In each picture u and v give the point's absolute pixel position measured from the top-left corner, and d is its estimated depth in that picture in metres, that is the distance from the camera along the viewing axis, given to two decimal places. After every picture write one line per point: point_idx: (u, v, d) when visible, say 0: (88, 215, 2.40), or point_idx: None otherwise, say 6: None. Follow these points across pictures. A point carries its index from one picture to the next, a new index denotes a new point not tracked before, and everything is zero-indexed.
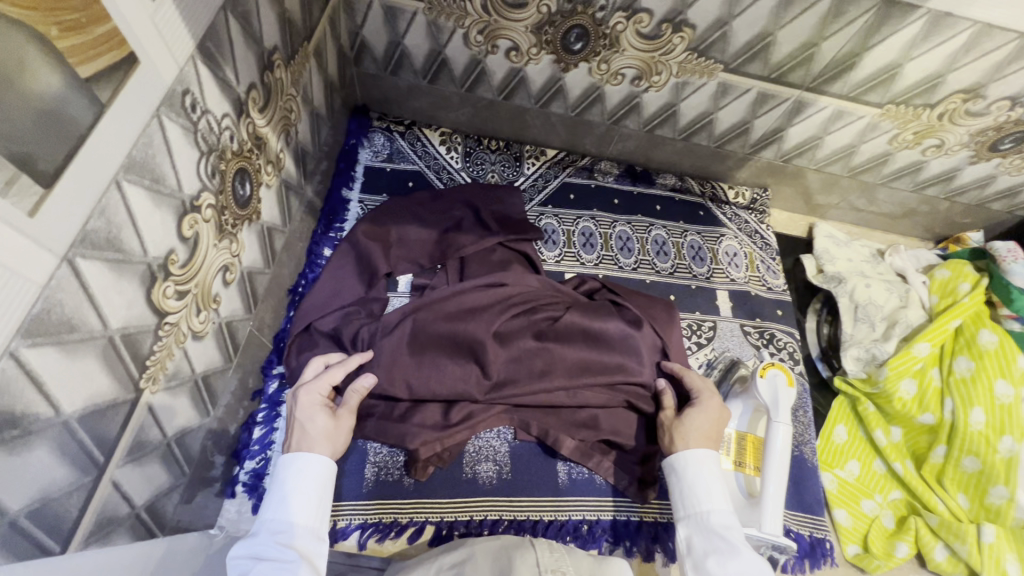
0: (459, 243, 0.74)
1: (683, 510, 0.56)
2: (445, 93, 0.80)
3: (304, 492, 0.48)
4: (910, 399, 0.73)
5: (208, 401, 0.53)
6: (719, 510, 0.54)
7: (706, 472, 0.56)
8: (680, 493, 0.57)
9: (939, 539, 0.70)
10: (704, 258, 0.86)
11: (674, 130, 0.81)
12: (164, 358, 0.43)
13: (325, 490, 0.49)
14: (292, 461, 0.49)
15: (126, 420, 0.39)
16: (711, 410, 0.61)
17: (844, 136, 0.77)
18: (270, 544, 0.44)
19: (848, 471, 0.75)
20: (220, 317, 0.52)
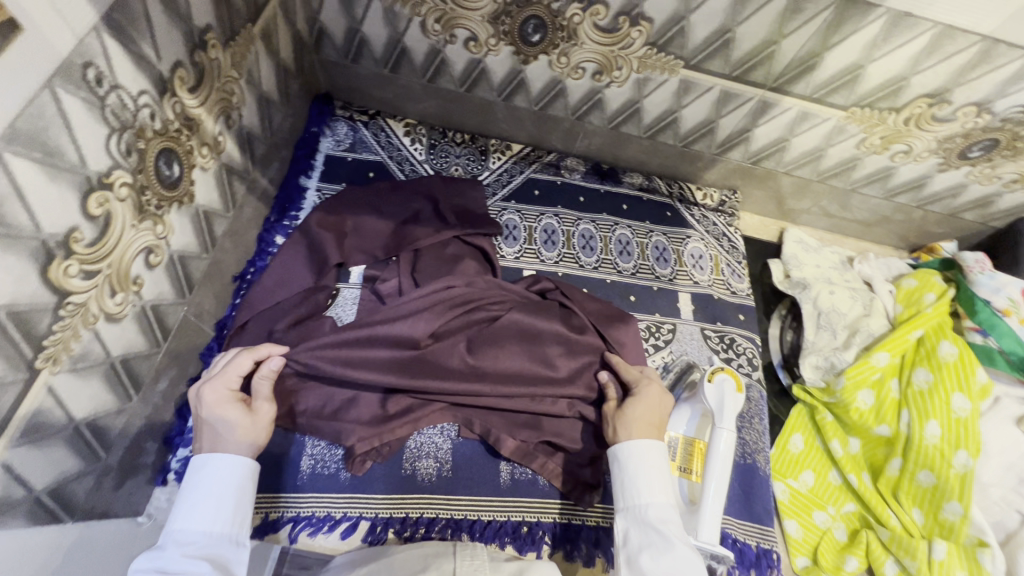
0: (414, 235, 0.72)
1: (621, 502, 0.54)
2: (408, 83, 0.79)
3: (218, 497, 0.47)
4: (867, 410, 0.72)
5: (129, 385, 0.52)
6: (656, 502, 0.52)
7: (647, 463, 0.55)
8: (620, 485, 0.55)
9: (890, 554, 0.68)
10: (668, 260, 0.84)
11: (640, 128, 0.79)
12: (68, 339, 0.42)
13: (244, 492, 0.48)
14: (207, 462, 0.48)
15: (17, 400, 0.38)
16: (652, 399, 0.60)
17: (811, 139, 0.75)
18: (176, 555, 0.42)
19: (801, 481, 0.73)
20: (144, 300, 0.51)
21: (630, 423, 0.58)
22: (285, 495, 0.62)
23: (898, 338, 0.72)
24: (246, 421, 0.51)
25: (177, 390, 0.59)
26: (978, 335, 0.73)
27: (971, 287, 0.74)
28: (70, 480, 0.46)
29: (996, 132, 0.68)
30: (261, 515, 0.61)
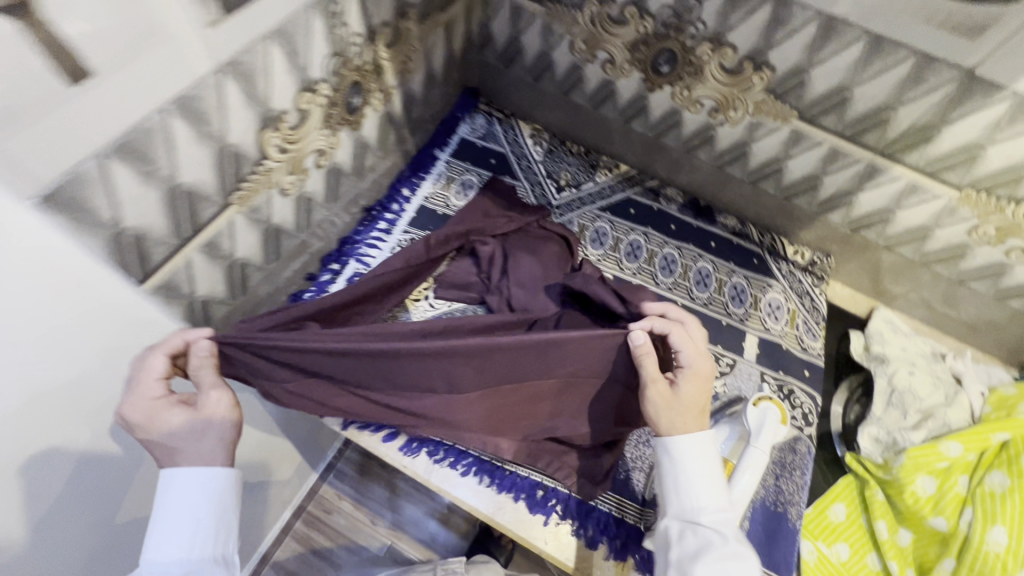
0: (495, 224, 0.80)
1: (675, 503, 0.56)
2: (544, 93, 0.92)
3: (197, 515, 0.45)
4: (925, 497, 0.67)
5: (272, 252, 0.65)
6: (712, 508, 0.54)
7: (697, 456, 0.56)
8: (669, 483, 0.56)
9: None
10: (744, 301, 0.86)
11: (744, 171, 0.84)
12: (253, 190, 0.56)
13: (223, 504, 0.46)
14: (179, 479, 0.45)
15: (212, 217, 0.52)
16: (702, 377, 0.59)
17: (917, 215, 0.75)
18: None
19: (834, 551, 0.69)
20: (304, 190, 0.65)
21: (684, 410, 0.57)
22: None
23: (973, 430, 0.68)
24: (194, 422, 0.46)
25: (298, 275, 0.73)
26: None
27: None
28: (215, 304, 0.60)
29: None
30: None
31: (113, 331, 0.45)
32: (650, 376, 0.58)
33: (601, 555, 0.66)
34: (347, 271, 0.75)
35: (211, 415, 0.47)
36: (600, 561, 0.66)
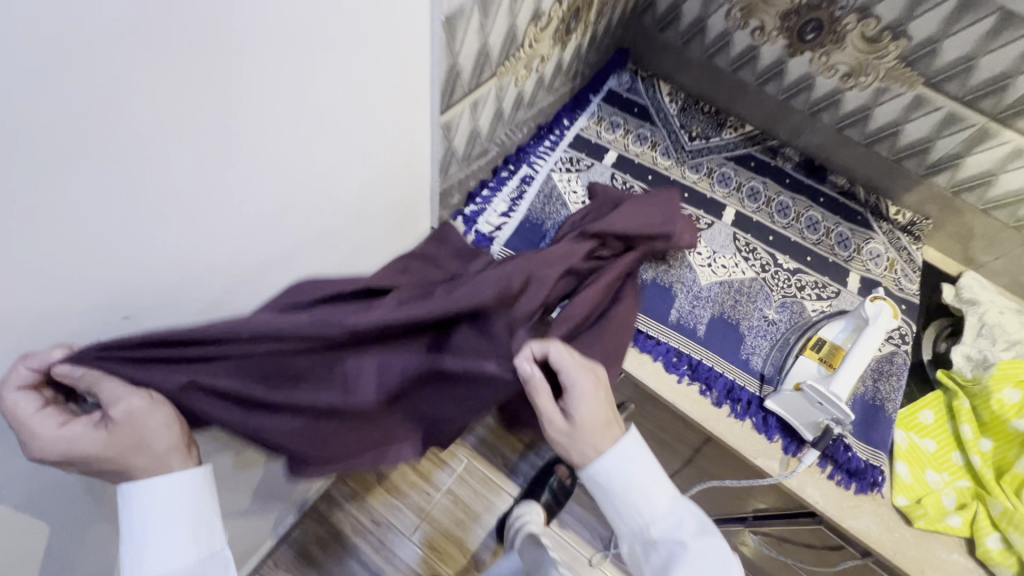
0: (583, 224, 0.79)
1: (620, 522, 0.62)
2: (689, 56, 1.08)
3: (167, 538, 0.48)
4: (1011, 404, 0.78)
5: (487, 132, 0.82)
6: (656, 523, 0.60)
7: (629, 471, 0.60)
8: (602, 502, 0.62)
9: (996, 529, 0.73)
10: (848, 246, 0.99)
11: (862, 133, 0.98)
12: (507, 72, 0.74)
13: (192, 512, 0.49)
14: (134, 500, 0.46)
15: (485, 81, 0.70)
16: (599, 399, 0.60)
17: (1019, 179, 0.88)
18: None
19: (923, 444, 0.80)
20: (522, 86, 0.82)
21: (591, 430, 0.59)
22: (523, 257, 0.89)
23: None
24: (126, 440, 0.44)
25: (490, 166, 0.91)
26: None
27: None
28: (452, 157, 0.78)
29: None
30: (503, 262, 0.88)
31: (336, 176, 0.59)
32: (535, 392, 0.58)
33: (725, 411, 0.80)
34: (519, 173, 0.97)
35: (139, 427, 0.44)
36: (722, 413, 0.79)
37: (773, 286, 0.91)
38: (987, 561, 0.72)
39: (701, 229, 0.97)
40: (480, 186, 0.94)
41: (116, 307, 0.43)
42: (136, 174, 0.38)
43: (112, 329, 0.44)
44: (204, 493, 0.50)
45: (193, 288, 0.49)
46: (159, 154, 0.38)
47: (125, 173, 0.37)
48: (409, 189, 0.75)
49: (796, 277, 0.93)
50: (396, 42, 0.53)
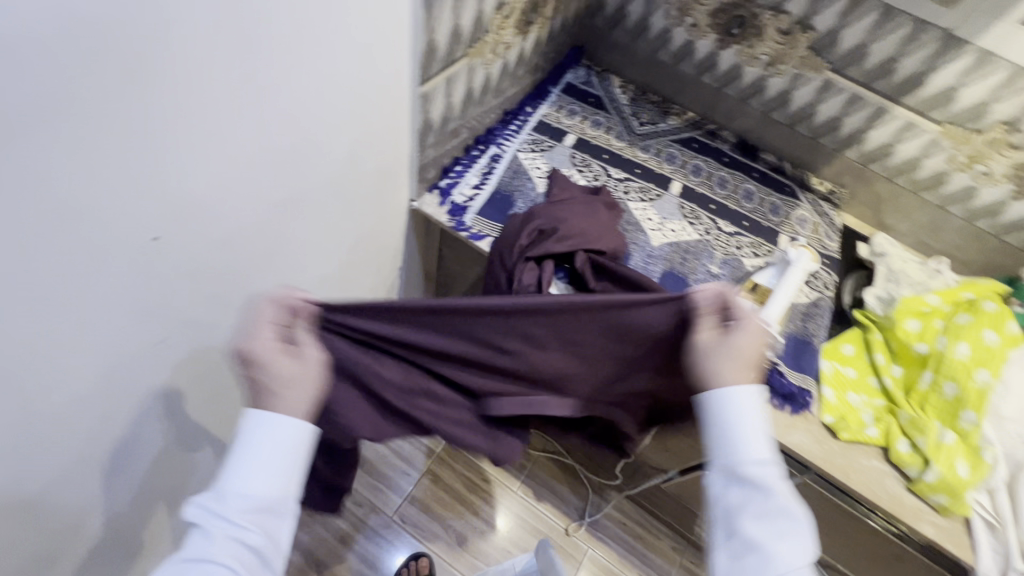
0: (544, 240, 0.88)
1: (718, 458, 0.59)
2: (636, 52, 1.22)
3: (268, 465, 0.51)
4: (913, 332, 0.92)
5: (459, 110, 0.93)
6: (755, 458, 0.57)
7: (746, 412, 0.59)
8: (710, 433, 0.61)
9: (905, 435, 0.86)
10: (779, 213, 1.13)
11: (784, 116, 1.14)
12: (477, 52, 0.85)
13: (297, 453, 0.53)
14: (262, 422, 0.52)
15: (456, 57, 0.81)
16: (753, 334, 0.62)
17: (911, 148, 1.04)
18: (213, 549, 0.47)
19: (845, 371, 0.93)
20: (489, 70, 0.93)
21: (735, 359, 0.62)
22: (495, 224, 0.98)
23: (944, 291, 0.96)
24: (301, 370, 0.57)
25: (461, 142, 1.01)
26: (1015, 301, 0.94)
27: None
28: (428, 129, 0.88)
29: None
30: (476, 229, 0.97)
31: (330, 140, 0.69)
32: (741, 357, 0.61)
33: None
34: (489, 153, 1.07)
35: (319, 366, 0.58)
36: None
37: (715, 246, 1.04)
38: (899, 464, 0.85)
39: (652, 199, 1.09)
40: (454, 162, 1.03)
41: (147, 226, 0.50)
42: (166, 101, 0.46)
43: (144, 248, 0.51)
44: (309, 448, 0.54)
45: (209, 220, 0.57)
46: (184, 91, 0.47)
47: (149, 89, 0.44)
48: (392, 161, 0.85)
49: (735, 238, 1.06)
50: (381, 21, 0.64)
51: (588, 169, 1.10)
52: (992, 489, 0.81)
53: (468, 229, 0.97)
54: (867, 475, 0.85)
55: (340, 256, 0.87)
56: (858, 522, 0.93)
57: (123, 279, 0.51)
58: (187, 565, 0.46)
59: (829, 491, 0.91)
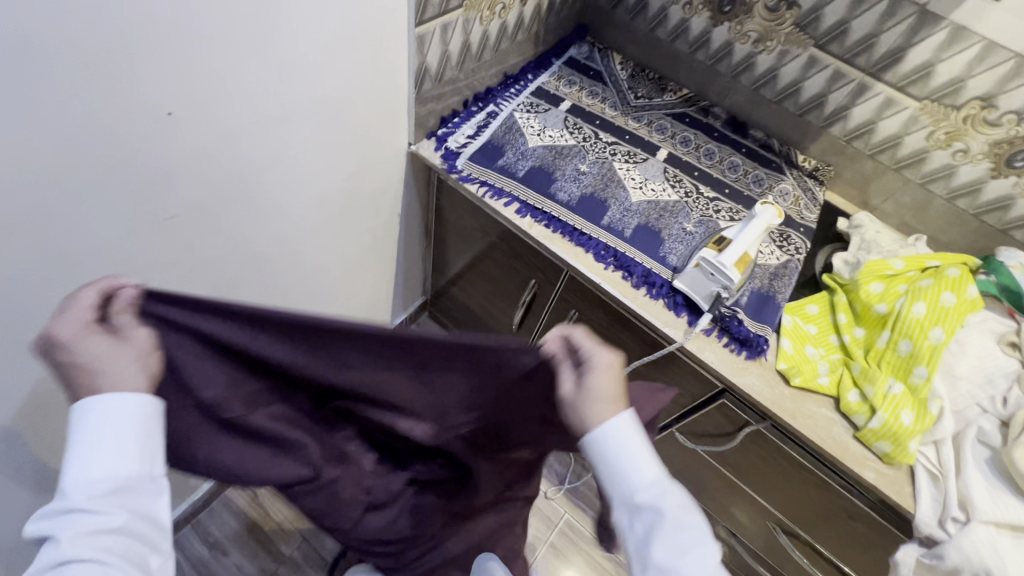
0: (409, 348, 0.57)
1: (616, 491, 0.61)
2: (636, 30, 1.30)
3: (114, 438, 0.50)
4: (875, 292, 0.94)
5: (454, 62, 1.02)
6: (646, 486, 0.59)
7: (626, 440, 0.60)
8: (602, 472, 0.62)
9: (855, 387, 0.89)
10: (762, 184, 1.16)
11: (773, 92, 1.19)
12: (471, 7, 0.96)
13: (144, 422, 0.51)
14: (81, 413, 0.49)
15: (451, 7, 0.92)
16: (603, 366, 0.60)
17: (893, 125, 1.08)
18: (65, 552, 0.46)
19: (806, 328, 0.96)
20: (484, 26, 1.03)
21: (598, 402, 0.60)
22: (484, 170, 1.07)
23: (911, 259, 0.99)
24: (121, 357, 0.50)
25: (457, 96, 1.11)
26: (983, 273, 0.94)
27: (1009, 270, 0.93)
28: (426, 73, 0.97)
29: None
30: (466, 172, 1.07)
31: (328, 60, 0.78)
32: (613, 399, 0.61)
33: (641, 292, 0.97)
34: (487, 109, 1.16)
35: (150, 348, 0.52)
36: (637, 292, 0.97)
37: (693, 207, 1.09)
38: (848, 413, 0.88)
39: (637, 161, 1.15)
40: (453, 114, 1.13)
41: (163, 101, 0.62)
42: None
43: (159, 120, 0.63)
44: (149, 420, 0.52)
45: (216, 110, 0.69)
46: None
47: None
48: (388, 99, 0.95)
49: (713, 203, 1.11)
50: None
51: (578, 131, 1.17)
52: (937, 441, 0.84)
53: (459, 172, 1.07)
54: (816, 420, 0.88)
55: (337, 181, 0.98)
56: (807, 474, 0.96)
57: (140, 140, 0.63)
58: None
59: (783, 441, 0.94)
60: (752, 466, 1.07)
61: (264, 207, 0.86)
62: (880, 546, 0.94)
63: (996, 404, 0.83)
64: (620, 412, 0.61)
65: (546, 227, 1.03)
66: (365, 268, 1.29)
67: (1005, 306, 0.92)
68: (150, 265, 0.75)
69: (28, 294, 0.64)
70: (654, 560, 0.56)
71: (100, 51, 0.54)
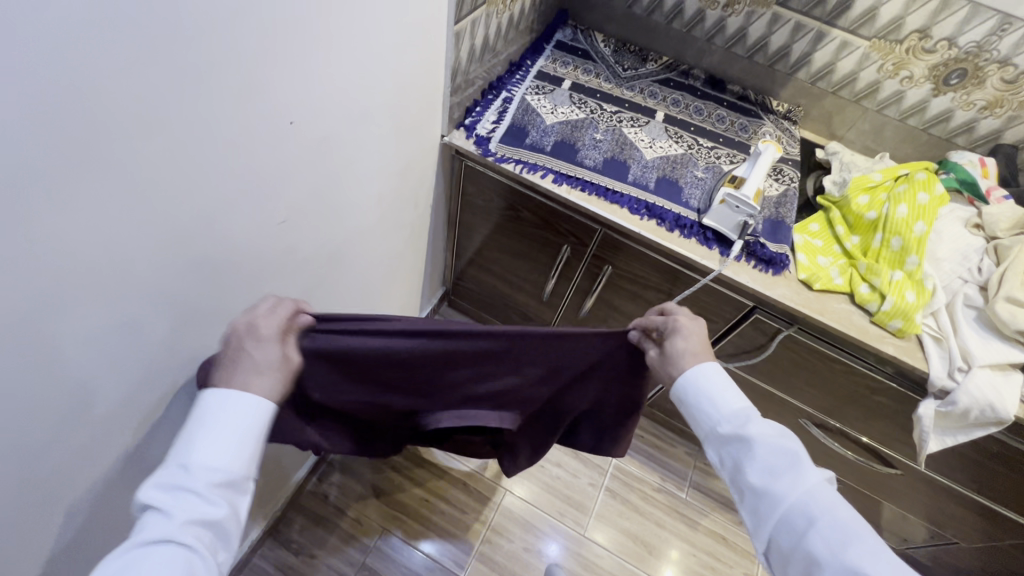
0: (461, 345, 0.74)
1: (705, 427, 0.71)
2: (614, 8, 1.43)
3: (236, 436, 0.57)
4: (863, 203, 1.12)
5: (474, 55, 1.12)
6: (728, 420, 0.69)
7: (710, 384, 0.70)
8: (690, 415, 0.72)
9: (864, 281, 1.07)
10: (748, 130, 1.33)
11: (744, 49, 1.35)
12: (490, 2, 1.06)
13: (260, 429, 0.59)
14: (225, 401, 0.58)
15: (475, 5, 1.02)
16: (693, 328, 0.74)
17: (849, 63, 1.26)
18: (178, 526, 0.50)
19: (814, 243, 1.14)
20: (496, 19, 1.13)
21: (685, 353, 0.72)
22: (516, 148, 1.18)
23: (885, 172, 1.17)
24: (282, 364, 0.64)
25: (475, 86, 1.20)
26: (945, 172, 1.14)
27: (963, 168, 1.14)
28: (457, 67, 1.07)
29: (964, 62, 1.15)
30: (500, 153, 1.18)
31: (387, 61, 0.86)
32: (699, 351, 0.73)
33: (676, 235, 1.12)
34: (501, 97, 1.27)
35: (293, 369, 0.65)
36: (673, 235, 1.12)
37: (698, 157, 1.24)
38: (862, 303, 1.06)
39: (641, 125, 1.28)
40: (474, 104, 1.23)
41: (288, 111, 0.70)
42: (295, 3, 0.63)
43: (284, 128, 0.71)
44: (266, 428, 0.60)
45: (319, 116, 0.77)
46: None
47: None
48: (426, 93, 1.03)
49: (713, 151, 1.26)
50: None
51: (585, 105, 1.29)
52: (936, 311, 1.02)
53: (493, 155, 1.18)
54: (838, 314, 1.06)
55: (391, 176, 1.06)
56: (833, 364, 1.14)
57: (268, 149, 0.70)
58: (150, 544, 0.49)
59: (811, 339, 1.12)
60: (783, 370, 1.24)
61: (342, 207, 0.94)
62: (898, 411, 1.14)
63: (975, 274, 1.03)
64: (704, 360, 0.72)
65: (581, 191, 1.16)
66: (405, 261, 1.37)
67: (965, 196, 1.13)
68: (261, 269, 0.81)
69: (185, 304, 0.70)
70: (750, 482, 0.65)
71: (242, 70, 0.61)
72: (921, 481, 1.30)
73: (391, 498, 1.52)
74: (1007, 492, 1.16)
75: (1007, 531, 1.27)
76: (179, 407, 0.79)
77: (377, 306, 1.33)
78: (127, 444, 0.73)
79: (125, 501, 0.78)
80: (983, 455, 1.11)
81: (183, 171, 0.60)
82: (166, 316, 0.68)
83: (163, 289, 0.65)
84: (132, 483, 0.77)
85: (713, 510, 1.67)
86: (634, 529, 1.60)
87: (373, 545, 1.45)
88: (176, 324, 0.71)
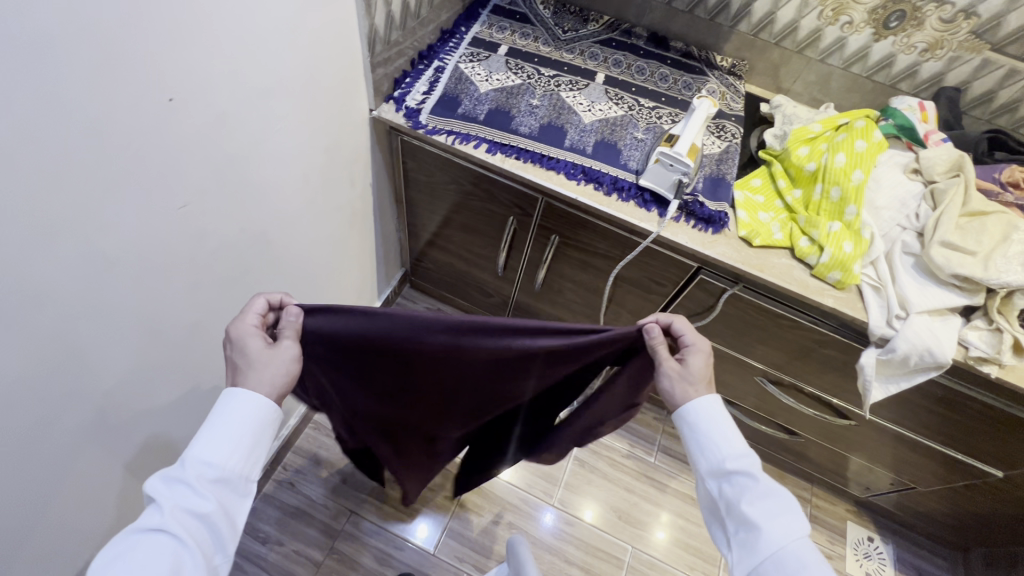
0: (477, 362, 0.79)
1: (707, 463, 0.71)
2: None
3: (237, 435, 0.62)
4: (804, 155, 1.10)
5: (393, 23, 1.07)
6: (734, 456, 0.69)
7: (720, 413, 0.73)
8: (691, 444, 0.74)
9: (804, 234, 1.06)
10: (691, 88, 1.29)
11: (683, 3, 1.31)
12: None
13: (255, 436, 0.64)
14: (233, 397, 0.64)
15: None
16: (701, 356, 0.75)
17: (789, 12, 1.23)
18: (168, 516, 0.56)
19: (755, 199, 1.13)
20: None
21: (696, 378, 0.73)
22: (448, 119, 1.15)
23: (825, 122, 1.16)
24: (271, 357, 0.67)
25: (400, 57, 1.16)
26: (884, 120, 1.14)
27: (901, 113, 1.13)
28: (375, 36, 1.03)
29: (902, 3, 1.12)
30: (433, 126, 1.15)
31: (289, 29, 0.82)
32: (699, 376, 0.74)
33: (614, 198, 1.10)
34: (433, 66, 1.22)
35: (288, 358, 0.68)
36: (612, 199, 1.10)
37: (638, 118, 1.20)
38: (803, 257, 1.04)
39: (580, 88, 1.23)
40: (404, 76, 1.20)
41: (164, 88, 0.66)
42: None
43: (162, 107, 0.67)
44: (265, 428, 0.65)
45: (208, 92, 0.73)
46: None
47: None
48: (342, 63, 0.99)
49: (655, 111, 1.23)
50: None
51: (521, 71, 1.24)
52: (874, 260, 1.02)
53: (424, 127, 1.15)
54: (778, 270, 1.04)
55: (313, 153, 1.03)
56: (779, 320, 1.14)
57: (152, 130, 0.67)
58: (146, 535, 0.55)
59: (755, 297, 1.12)
60: (734, 329, 1.24)
61: (255, 186, 0.90)
62: (846, 362, 1.14)
63: (913, 221, 1.02)
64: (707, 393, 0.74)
65: (517, 159, 1.14)
66: (350, 242, 1.34)
67: (904, 141, 1.13)
68: (173, 253, 0.78)
69: (82, 299, 0.67)
70: (746, 511, 0.65)
71: (110, 49, 0.58)
72: (877, 431, 1.31)
73: (358, 481, 1.51)
74: (956, 434, 1.17)
75: (961, 473, 1.29)
76: (95, 407, 0.76)
77: (322, 289, 1.30)
78: (37, 451, 0.70)
79: (49, 507, 0.76)
80: (929, 399, 1.12)
81: (44, 161, 0.56)
82: (58, 313, 0.65)
83: (55, 284, 0.63)
84: (52, 490, 0.75)
85: (683, 473, 1.69)
86: (605, 496, 1.60)
87: (342, 528, 1.44)
88: (74, 321, 0.67)
